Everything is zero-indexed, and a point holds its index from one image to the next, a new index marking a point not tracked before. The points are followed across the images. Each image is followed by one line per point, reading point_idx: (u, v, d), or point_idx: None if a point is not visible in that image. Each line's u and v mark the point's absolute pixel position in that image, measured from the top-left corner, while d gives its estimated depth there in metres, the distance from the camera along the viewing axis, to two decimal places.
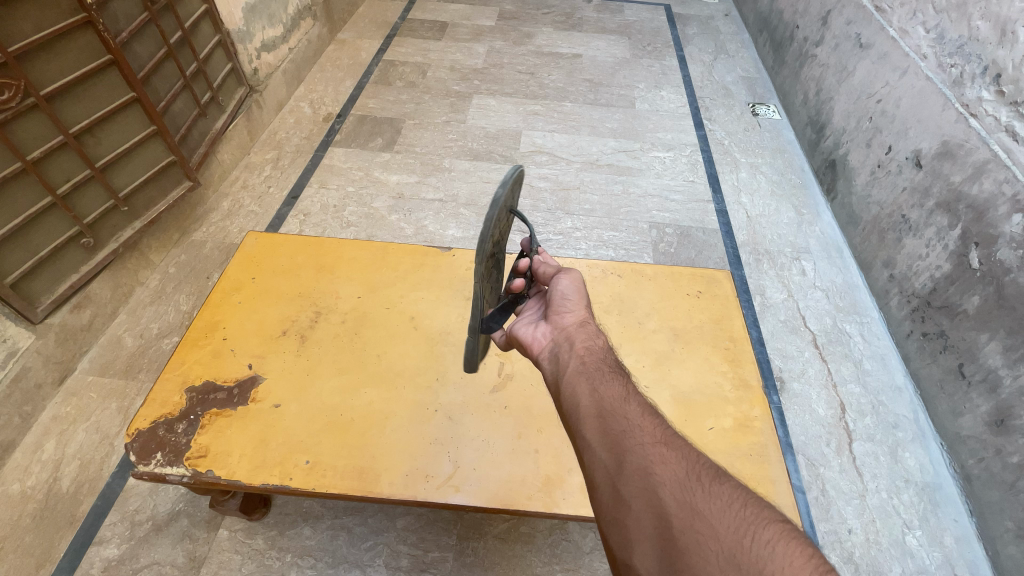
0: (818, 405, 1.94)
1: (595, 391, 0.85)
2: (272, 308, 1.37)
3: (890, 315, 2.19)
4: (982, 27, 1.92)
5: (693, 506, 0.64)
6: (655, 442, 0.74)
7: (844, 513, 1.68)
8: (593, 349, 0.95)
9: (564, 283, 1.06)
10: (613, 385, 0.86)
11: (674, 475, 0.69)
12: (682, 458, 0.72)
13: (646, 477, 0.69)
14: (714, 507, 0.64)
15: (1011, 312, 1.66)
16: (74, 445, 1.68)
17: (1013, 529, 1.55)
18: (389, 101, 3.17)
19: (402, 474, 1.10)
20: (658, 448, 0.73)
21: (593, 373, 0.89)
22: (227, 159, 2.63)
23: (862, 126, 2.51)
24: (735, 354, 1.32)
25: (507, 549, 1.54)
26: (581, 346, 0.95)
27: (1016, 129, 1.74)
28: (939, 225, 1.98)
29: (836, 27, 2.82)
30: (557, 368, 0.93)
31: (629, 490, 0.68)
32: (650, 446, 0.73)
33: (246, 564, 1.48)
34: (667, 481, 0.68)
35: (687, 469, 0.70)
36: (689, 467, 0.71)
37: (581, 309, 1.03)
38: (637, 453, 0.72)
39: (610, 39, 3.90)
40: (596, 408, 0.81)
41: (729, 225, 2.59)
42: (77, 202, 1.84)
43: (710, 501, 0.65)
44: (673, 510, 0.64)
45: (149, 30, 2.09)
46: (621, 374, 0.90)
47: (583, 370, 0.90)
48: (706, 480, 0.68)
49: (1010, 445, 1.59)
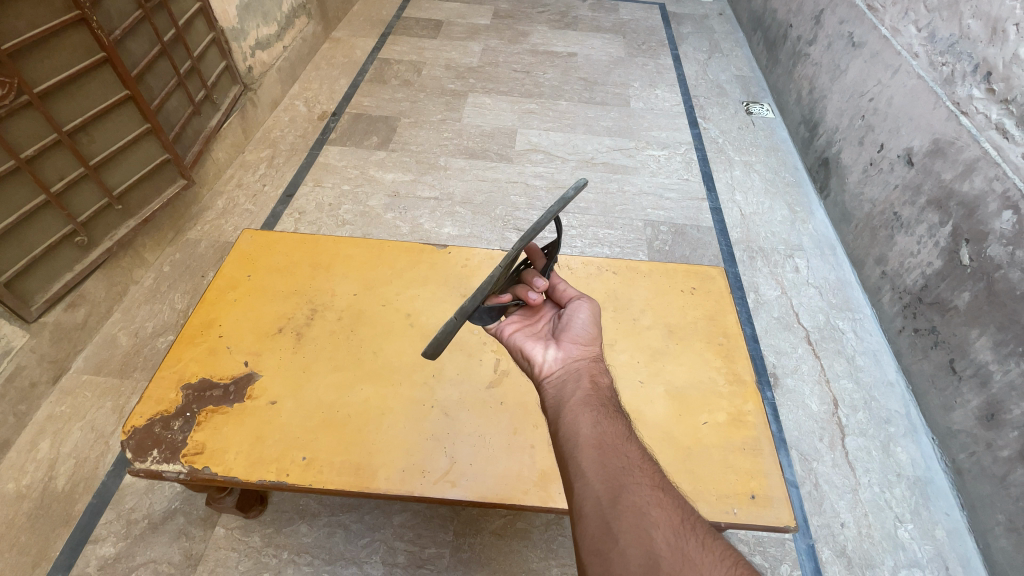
0: (811, 401, 1.96)
1: (597, 422, 0.87)
2: (268, 306, 1.37)
3: (882, 312, 2.21)
4: (973, 26, 1.94)
5: (683, 554, 0.68)
6: (653, 484, 0.77)
7: (837, 507, 1.70)
8: (600, 386, 0.97)
9: (582, 317, 1.07)
10: (616, 421, 0.88)
11: (668, 521, 0.72)
12: (677, 506, 0.75)
13: (641, 517, 0.72)
14: (706, 559, 0.67)
15: (1001, 308, 1.68)
16: (68, 444, 1.68)
17: (1004, 522, 1.57)
18: (384, 99, 3.16)
19: (398, 470, 1.11)
20: (655, 490, 0.76)
21: (596, 406, 0.91)
22: (221, 157, 2.62)
23: (854, 124, 2.53)
24: (728, 349, 1.34)
25: (503, 545, 1.55)
26: (590, 380, 0.97)
27: (1006, 127, 1.76)
28: (931, 222, 2.01)
29: (829, 26, 2.84)
30: (561, 395, 0.94)
31: (622, 527, 0.71)
32: (648, 488, 0.76)
33: (242, 561, 1.48)
34: (661, 525, 0.71)
35: (681, 518, 0.73)
36: (682, 515, 0.74)
37: (595, 345, 1.05)
38: (634, 491, 0.75)
39: (605, 37, 3.91)
40: (597, 437, 0.84)
41: (723, 223, 2.60)
42: (70, 200, 1.83)
43: (702, 554, 0.68)
44: (665, 556, 0.67)
45: (143, 28, 2.08)
46: (622, 411, 0.93)
47: (586, 401, 0.92)
48: (699, 530, 0.72)
49: (1001, 439, 1.61)
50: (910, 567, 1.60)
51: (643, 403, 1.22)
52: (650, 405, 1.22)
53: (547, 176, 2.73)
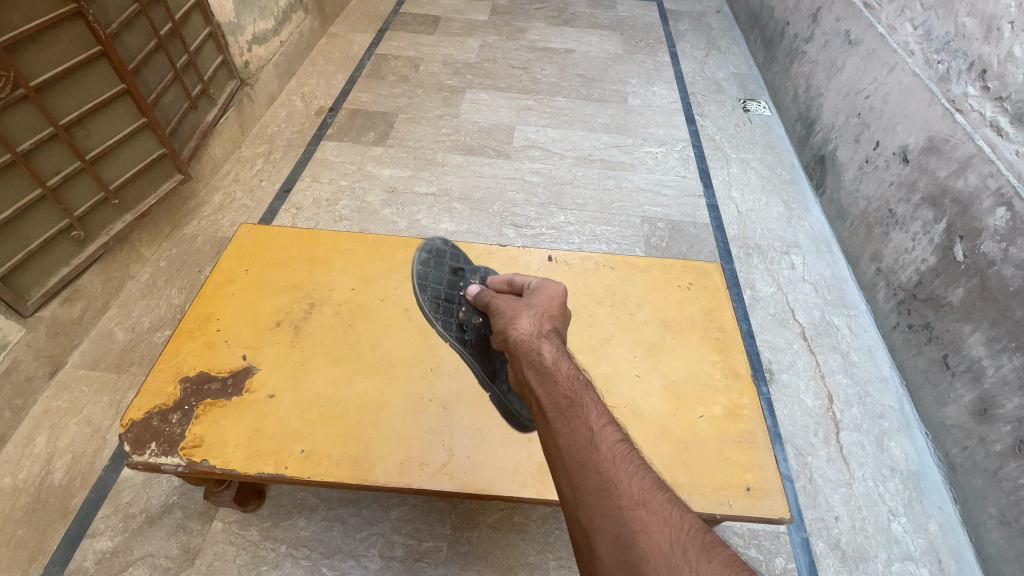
0: (806, 396, 1.98)
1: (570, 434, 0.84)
2: (266, 300, 1.37)
3: (877, 308, 2.23)
4: (969, 23, 1.94)
5: None
6: (636, 505, 0.72)
7: (831, 501, 1.71)
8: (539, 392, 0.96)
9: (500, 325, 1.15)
10: (588, 426, 0.85)
11: (655, 546, 0.67)
12: (664, 524, 0.70)
13: (625, 547, 0.68)
14: None
15: (993, 304, 1.70)
16: (65, 438, 1.68)
17: (996, 515, 1.59)
18: (382, 95, 3.16)
19: (396, 463, 1.11)
20: (638, 511, 0.72)
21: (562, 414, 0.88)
22: (217, 152, 2.62)
23: (850, 121, 2.55)
24: (724, 344, 1.35)
25: (500, 539, 1.56)
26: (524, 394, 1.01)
27: (1000, 124, 1.77)
28: (925, 219, 2.02)
29: (826, 23, 2.85)
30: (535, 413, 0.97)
31: (609, 562, 0.68)
32: (629, 510, 0.71)
33: (240, 555, 1.48)
34: (648, 553, 0.66)
35: (670, 539, 0.68)
36: (671, 534, 0.69)
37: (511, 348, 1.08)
38: (617, 517, 0.71)
39: (603, 34, 3.91)
40: (575, 457, 0.81)
41: (720, 219, 2.61)
42: (67, 194, 1.82)
43: None
44: None
45: (139, 21, 2.07)
46: (590, 405, 0.89)
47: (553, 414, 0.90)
48: (690, 551, 0.66)
49: (993, 433, 1.63)
50: (903, 560, 1.61)
51: (640, 396, 1.23)
52: (647, 398, 1.23)
53: (545, 172, 2.73)
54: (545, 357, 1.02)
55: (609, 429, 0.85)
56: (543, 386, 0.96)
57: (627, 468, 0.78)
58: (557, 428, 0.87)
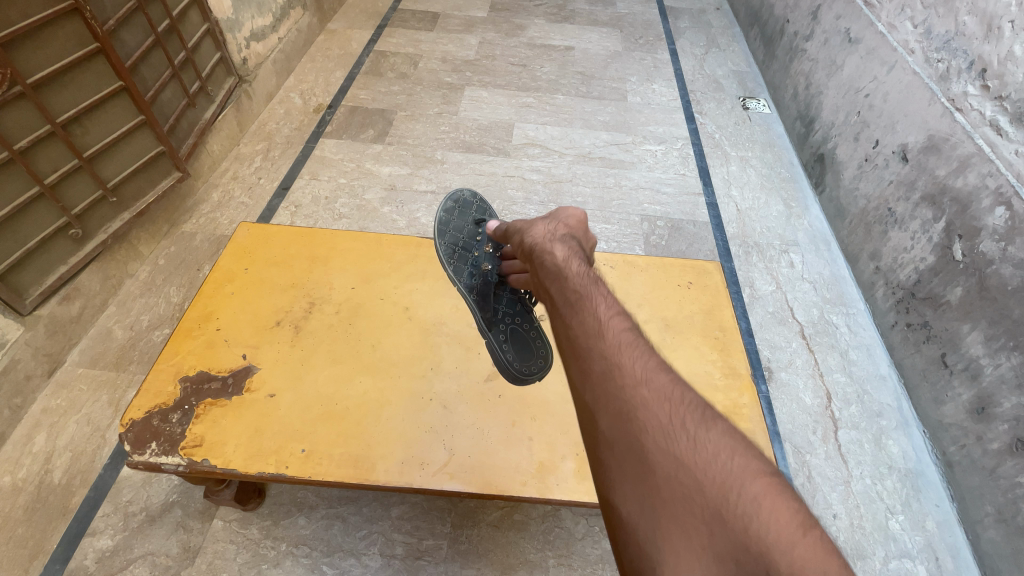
0: (805, 394, 1.98)
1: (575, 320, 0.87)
2: (265, 298, 1.37)
3: (875, 307, 2.23)
4: (969, 22, 1.94)
5: (676, 457, 0.67)
6: (638, 383, 0.75)
7: (829, 499, 1.72)
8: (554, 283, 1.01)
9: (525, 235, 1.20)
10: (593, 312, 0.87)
11: (655, 420, 0.71)
12: (665, 399, 0.73)
13: (626, 420, 0.72)
14: (698, 458, 0.66)
15: (992, 303, 1.70)
16: (64, 437, 1.67)
17: (993, 513, 1.60)
18: (381, 92, 3.15)
19: (397, 462, 1.11)
20: (639, 390, 0.75)
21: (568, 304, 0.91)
22: (216, 149, 2.61)
23: (850, 120, 2.55)
24: (724, 343, 1.35)
25: (500, 537, 1.56)
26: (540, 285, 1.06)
27: (1000, 123, 1.77)
28: (924, 218, 2.03)
29: (826, 21, 2.85)
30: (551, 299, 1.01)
31: (610, 432, 0.73)
32: (632, 390, 0.74)
33: (241, 553, 1.48)
34: (648, 428, 0.71)
35: (670, 414, 0.72)
36: (672, 408, 0.72)
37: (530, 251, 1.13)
38: (619, 394, 0.74)
39: (602, 31, 3.90)
40: (582, 342, 0.82)
41: (719, 218, 2.61)
42: (65, 192, 1.82)
43: (691, 451, 0.67)
44: (658, 462, 0.67)
45: (137, 18, 2.06)
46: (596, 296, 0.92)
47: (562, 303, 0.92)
48: (689, 425, 0.70)
49: (990, 432, 1.64)
50: (900, 557, 1.62)
51: None
52: None
53: (544, 170, 2.72)
54: (556, 257, 1.04)
55: (615, 317, 0.86)
56: (554, 281, 0.99)
57: (634, 354, 0.79)
58: (565, 316, 0.89)
